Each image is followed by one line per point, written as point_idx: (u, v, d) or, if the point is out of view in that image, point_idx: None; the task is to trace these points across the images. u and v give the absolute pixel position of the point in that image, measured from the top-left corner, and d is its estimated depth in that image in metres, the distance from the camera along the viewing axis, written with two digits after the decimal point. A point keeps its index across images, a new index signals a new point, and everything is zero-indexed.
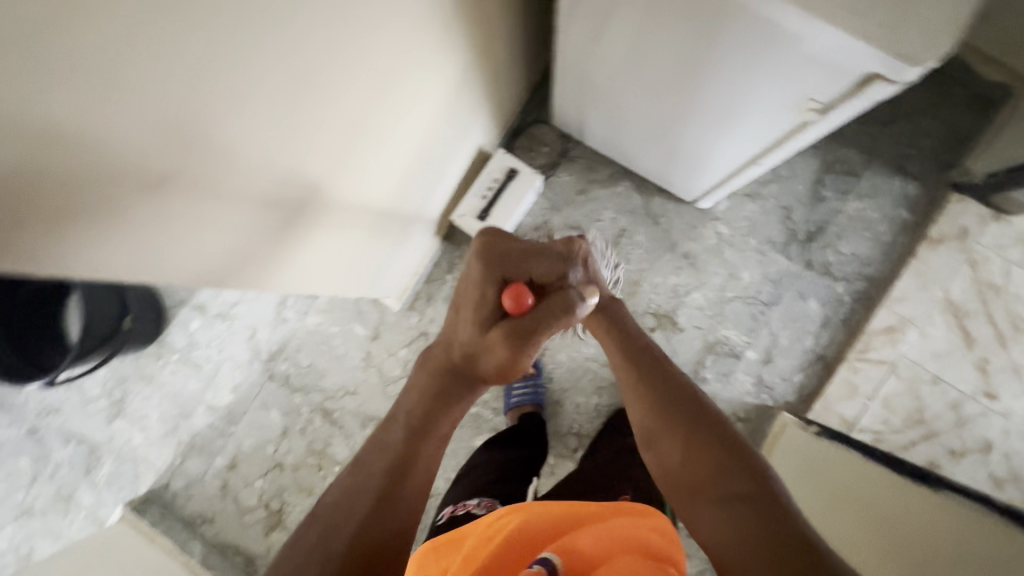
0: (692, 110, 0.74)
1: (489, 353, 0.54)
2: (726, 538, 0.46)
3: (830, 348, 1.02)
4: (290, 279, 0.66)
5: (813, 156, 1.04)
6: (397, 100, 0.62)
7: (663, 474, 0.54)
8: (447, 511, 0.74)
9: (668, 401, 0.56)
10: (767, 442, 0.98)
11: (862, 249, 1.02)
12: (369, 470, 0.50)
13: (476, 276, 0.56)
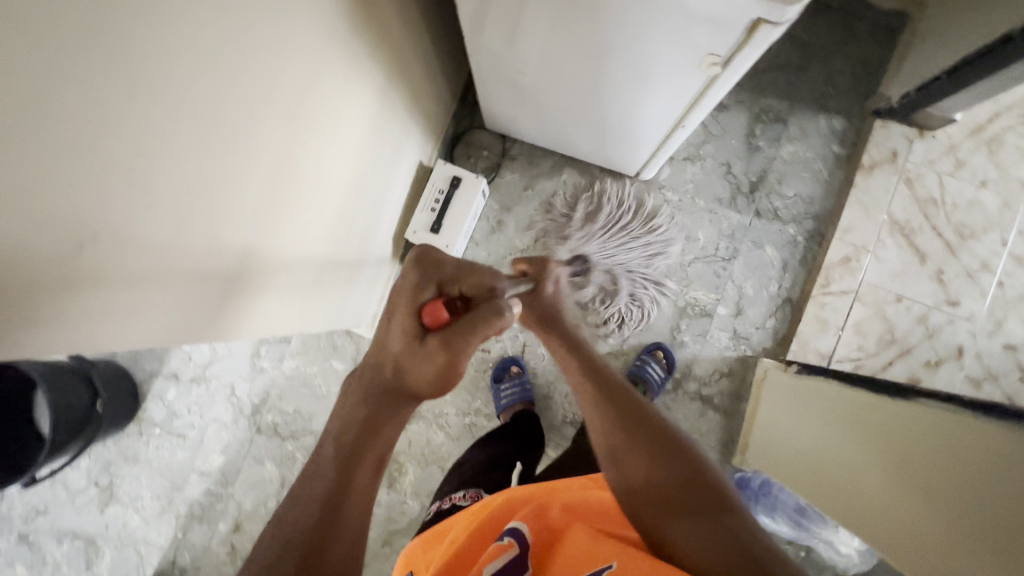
0: (611, 87, 0.76)
1: (420, 362, 0.53)
2: (695, 546, 0.47)
3: (794, 289, 1.05)
4: (249, 330, 0.64)
5: (740, 111, 1.07)
6: (321, 127, 0.63)
7: (625, 489, 0.54)
8: (435, 507, 0.80)
9: (633, 417, 0.58)
10: (754, 389, 1.02)
11: (804, 189, 1.06)
12: (312, 486, 0.48)
13: (410, 296, 0.56)
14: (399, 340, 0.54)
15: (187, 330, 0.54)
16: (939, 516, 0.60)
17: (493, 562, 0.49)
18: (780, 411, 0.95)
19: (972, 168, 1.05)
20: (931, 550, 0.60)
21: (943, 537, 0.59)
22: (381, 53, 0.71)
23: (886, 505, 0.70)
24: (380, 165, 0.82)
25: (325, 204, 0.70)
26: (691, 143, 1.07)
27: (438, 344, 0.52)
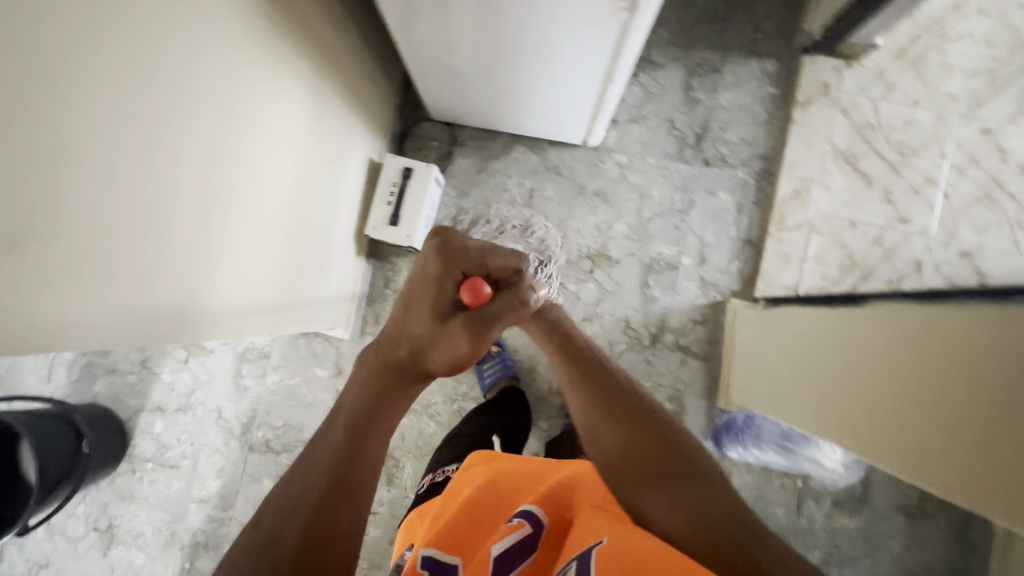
0: (538, 51, 0.78)
1: (443, 344, 0.55)
2: (678, 522, 0.48)
3: (753, 230, 1.08)
4: (216, 328, 0.64)
5: (675, 67, 1.10)
6: (254, 124, 0.63)
7: (605, 464, 0.54)
8: (429, 481, 0.86)
9: (610, 395, 0.59)
10: (727, 330, 1.05)
11: (747, 132, 1.09)
12: (319, 461, 0.48)
13: (435, 282, 0.57)
14: (421, 316, 0.56)
15: (158, 330, 0.55)
16: (913, 419, 0.58)
17: (501, 540, 0.52)
18: (756, 342, 0.98)
19: (903, 90, 1.09)
20: (909, 455, 0.58)
21: (918, 441, 0.57)
22: (309, 50, 0.72)
23: (860, 414, 0.68)
24: (326, 162, 0.83)
25: (274, 205, 0.71)
26: (633, 105, 1.10)
27: (461, 325, 0.55)
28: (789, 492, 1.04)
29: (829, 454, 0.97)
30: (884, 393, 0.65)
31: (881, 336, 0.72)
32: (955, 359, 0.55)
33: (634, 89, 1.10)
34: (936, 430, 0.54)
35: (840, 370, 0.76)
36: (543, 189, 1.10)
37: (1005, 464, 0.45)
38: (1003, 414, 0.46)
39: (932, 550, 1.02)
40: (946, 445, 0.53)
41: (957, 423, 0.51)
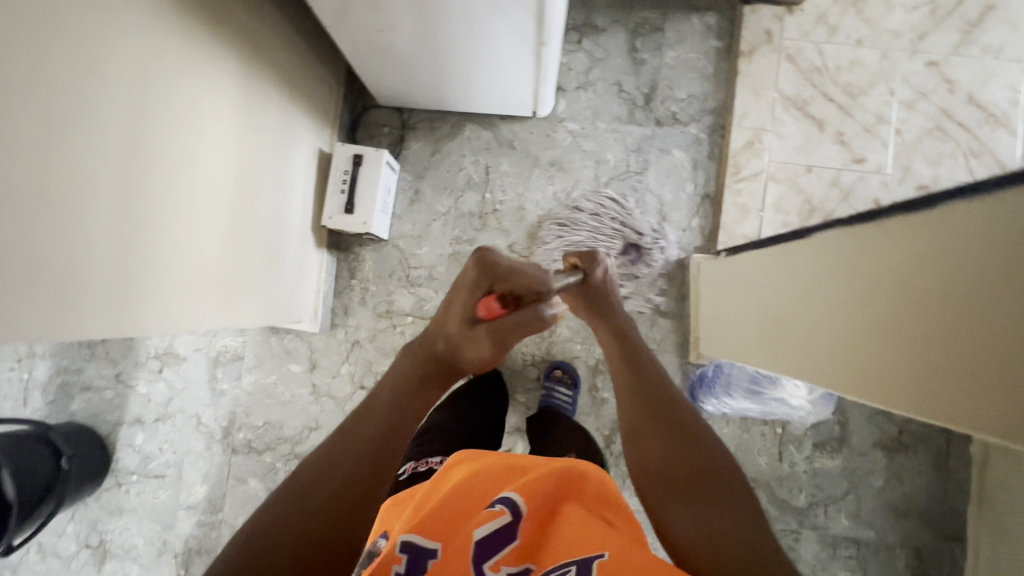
0: (468, 18, 0.78)
1: (472, 347, 0.58)
2: (703, 536, 0.47)
3: (709, 185, 1.08)
4: (156, 321, 0.64)
5: (618, 30, 1.10)
6: (177, 113, 0.62)
7: (641, 469, 0.56)
8: (409, 468, 0.82)
9: (661, 404, 0.60)
10: (692, 283, 1.05)
11: (695, 88, 1.09)
12: (368, 424, 0.48)
13: (470, 292, 0.59)
14: (455, 320, 0.58)
15: (91, 324, 0.54)
16: (880, 342, 0.54)
17: (483, 526, 0.50)
18: (714, 291, 0.98)
19: (845, 31, 1.09)
20: (885, 383, 0.54)
21: (893, 368, 0.52)
22: (235, 40, 0.72)
23: (824, 348, 0.65)
24: (265, 155, 0.81)
25: (209, 200, 0.69)
26: (579, 73, 1.10)
27: (485, 332, 0.57)
28: (769, 440, 1.05)
29: (797, 392, 0.97)
30: (841, 320, 0.61)
31: (814, 264, 0.68)
32: (902, 273, 0.50)
33: (579, 56, 1.10)
34: (909, 354, 0.50)
35: (794, 306, 0.72)
36: (498, 165, 1.10)
37: (994, 388, 0.40)
38: (977, 329, 0.41)
39: (915, 482, 1.04)
40: (923, 369, 0.48)
41: (903, 337, 0.50)
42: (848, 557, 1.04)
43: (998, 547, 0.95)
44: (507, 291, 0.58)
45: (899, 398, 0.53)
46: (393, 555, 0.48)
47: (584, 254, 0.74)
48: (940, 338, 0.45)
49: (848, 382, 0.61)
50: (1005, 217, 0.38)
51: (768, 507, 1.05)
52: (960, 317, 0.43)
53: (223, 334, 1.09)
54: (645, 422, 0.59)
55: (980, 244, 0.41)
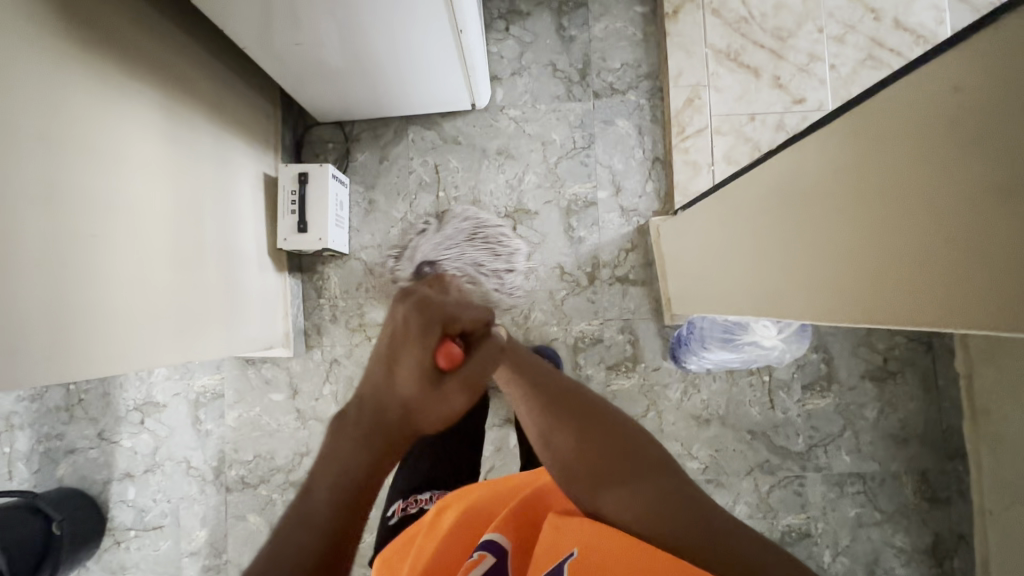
0: (383, 18, 0.79)
1: (438, 409, 0.43)
2: (637, 513, 0.44)
3: (658, 147, 1.09)
4: (114, 360, 0.62)
5: (543, 12, 1.11)
6: (86, 148, 0.60)
7: (562, 467, 0.50)
8: (398, 510, 0.75)
9: (557, 391, 0.55)
10: (654, 245, 1.05)
11: (628, 56, 1.10)
12: (306, 529, 0.37)
13: (423, 343, 0.41)
14: (407, 382, 0.40)
15: (41, 371, 0.53)
16: (834, 258, 0.52)
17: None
18: (673, 248, 0.97)
19: None
20: (856, 292, 0.49)
21: (864, 274, 0.48)
22: (151, 72, 0.71)
23: (793, 271, 0.60)
24: (199, 184, 0.80)
25: (137, 232, 0.67)
26: (512, 60, 1.10)
27: (452, 386, 0.42)
28: (759, 390, 1.05)
29: (765, 332, 0.96)
30: (805, 237, 0.56)
31: (763, 189, 0.64)
32: (855, 170, 0.46)
33: (509, 43, 1.11)
34: (876, 255, 0.45)
35: (755, 240, 0.68)
36: (447, 161, 1.10)
37: (970, 267, 0.35)
38: (941, 215, 0.37)
39: (908, 407, 1.04)
40: (885, 271, 0.45)
41: (856, 245, 0.48)
42: (856, 493, 1.03)
43: (999, 456, 0.95)
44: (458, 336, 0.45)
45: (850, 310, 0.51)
46: None
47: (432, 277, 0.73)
48: (908, 227, 0.40)
49: (819, 302, 0.56)
50: (953, 72, 0.35)
51: (769, 456, 1.04)
52: (923, 198, 0.38)
53: (200, 375, 1.08)
54: (545, 418, 0.53)
55: (932, 113, 0.36)
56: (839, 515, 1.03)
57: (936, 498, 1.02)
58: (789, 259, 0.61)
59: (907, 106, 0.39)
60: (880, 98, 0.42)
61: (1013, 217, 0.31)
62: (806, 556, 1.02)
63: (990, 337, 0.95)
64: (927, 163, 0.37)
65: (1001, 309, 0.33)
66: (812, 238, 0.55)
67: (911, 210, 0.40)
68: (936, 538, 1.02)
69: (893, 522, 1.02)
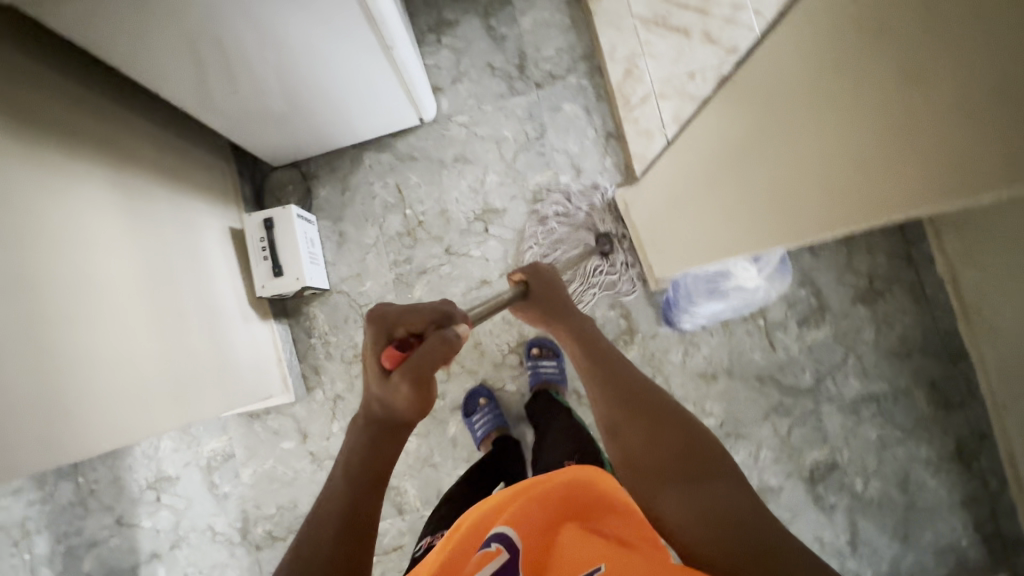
0: (313, 55, 0.82)
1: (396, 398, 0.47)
2: (691, 518, 0.43)
3: (608, 123, 1.10)
4: (102, 440, 0.62)
5: (470, 18, 1.13)
6: (32, 234, 0.59)
7: (625, 461, 0.51)
8: (425, 542, 0.75)
9: (637, 394, 0.56)
10: (623, 212, 1.06)
11: (560, 43, 1.12)
12: (329, 495, 0.45)
13: (372, 352, 0.50)
14: (370, 381, 0.49)
15: (29, 460, 0.53)
16: (791, 179, 0.51)
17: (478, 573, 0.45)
18: (643, 212, 0.99)
19: None
20: (816, 207, 0.49)
21: (823, 184, 0.46)
22: (92, 147, 0.71)
23: (761, 205, 0.59)
24: (165, 248, 0.80)
25: (108, 305, 0.66)
26: (449, 69, 1.12)
27: (398, 378, 0.47)
28: (758, 335, 1.06)
29: (748, 276, 0.95)
30: (765, 168, 0.55)
31: (718, 129, 0.65)
32: (795, 85, 0.46)
33: (443, 53, 1.12)
34: (822, 171, 0.46)
35: (722, 186, 0.67)
36: (407, 179, 1.11)
37: (905, 155, 0.36)
38: (875, 110, 0.37)
39: (902, 321, 1.05)
40: (837, 180, 0.44)
41: (806, 161, 0.48)
42: (872, 415, 1.04)
43: (999, 348, 0.96)
44: (408, 335, 0.51)
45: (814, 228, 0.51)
46: None
47: (528, 268, 0.76)
48: (851, 121, 0.40)
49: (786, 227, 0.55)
50: None
51: (781, 398, 1.05)
52: (858, 97, 0.38)
53: (208, 440, 1.07)
54: (619, 414, 0.55)
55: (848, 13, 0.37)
56: (861, 441, 1.04)
57: (951, 403, 1.03)
58: (751, 194, 0.60)
59: (825, 15, 0.40)
60: (803, 12, 0.43)
61: (933, 100, 0.31)
62: (839, 486, 1.03)
63: (964, 236, 0.96)
64: (853, 63, 0.38)
65: (946, 191, 0.33)
66: (766, 165, 0.55)
67: (851, 103, 0.39)
68: (959, 442, 1.02)
69: (915, 436, 1.03)
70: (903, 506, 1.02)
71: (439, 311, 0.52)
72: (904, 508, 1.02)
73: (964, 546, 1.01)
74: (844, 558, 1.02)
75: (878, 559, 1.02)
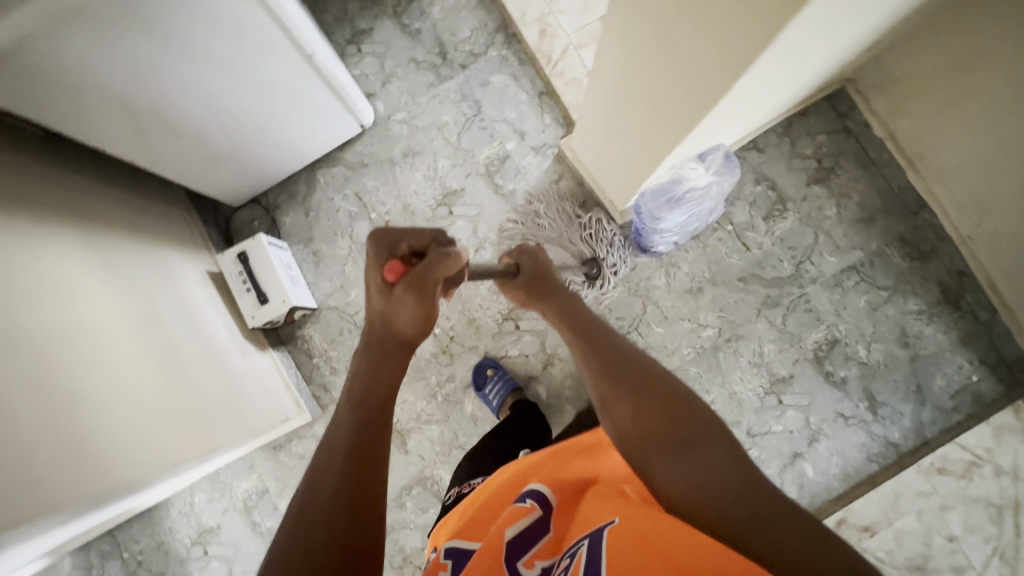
0: (244, 92, 0.87)
1: (399, 313, 0.58)
2: (686, 481, 0.45)
3: (537, 83, 1.14)
4: (111, 479, 0.64)
5: (382, 22, 1.17)
6: (18, 295, 0.62)
7: (620, 435, 0.54)
8: (454, 493, 0.81)
9: (625, 368, 0.59)
10: (572, 160, 1.10)
11: (472, 22, 1.16)
12: (341, 418, 0.52)
13: (377, 266, 0.59)
14: (375, 294, 0.59)
15: (56, 498, 0.57)
16: (688, 54, 0.56)
17: (514, 525, 0.49)
18: (588, 158, 1.04)
19: None
20: (714, 70, 0.53)
21: (723, 33, 0.48)
22: (53, 211, 0.74)
23: (674, 95, 0.63)
24: (148, 296, 0.83)
25: (108, 352, 0.69)
26: (377, 74, 1.16)
27: (400, 294, 0.57)
28: (730, 240, 1.10)
29: (697, 176, 0.92)
30: (673, 54, 0.58)
31: (619, 40, 0.69)
32: None
33: (367, 61, 1.17)
34: (709, 31, 0.50)
35: (646, 100, 0.70)
36: (364, 184, 1.14)
37: None
38: None
39: (859, 190, 1.10)
40: (721, 33, 0.49)
41: (695, 29, 0.52)
42: (856, 284, 1.08)
43: (951, 186, 1.02)
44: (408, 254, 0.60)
45: (717, 92, 0.55)
46: (440, 563, 0.51)
47: (513, 250, 0.78)
48: None
49: (698, 104, 0.60)
50: None
51: (768, 291, 1.09)
52: None
53: (239, 482, 1.08)
54: (609, 391, 0.58)
55: None
56: (852, 311, 1.08)
57: (924, 253, 1.07)
58: (663, 89, 0.65)
59: None
60: None
61: None
62: (844, 359, 1.07)
63: (892, 95, 1.04)
64: None
65: None
66: (665, 52, 0.59)
67: None
68: (943, 287, 1.07)
69: (900, 291, 1.07)
70: (908, 361, 1.06)
71: (436, 235, 0.61)
72: (910, 362, 1.06)
73: (975, 381, 1.05)
74: (869, 425, 1.06)
75: (900, 417, 1.06)
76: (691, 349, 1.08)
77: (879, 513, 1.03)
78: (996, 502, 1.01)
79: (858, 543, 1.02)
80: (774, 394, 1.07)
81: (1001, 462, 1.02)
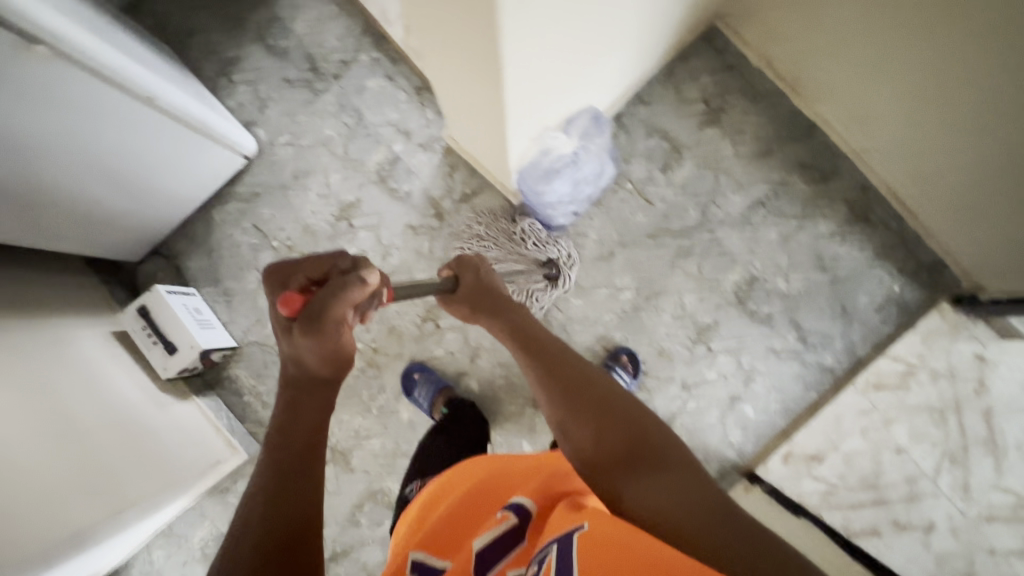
0: (105, 153, 0.86)
1: (307, 353, 0.51)
2: (656, 504, 0.43)
3: (413, 79, 1.12)
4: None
5: (249, 47, 1.15)
6: None
7: (579, 457, 0.51)
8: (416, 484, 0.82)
9: (581, 387, 0.55)
10: (456, 148, 1.09)
11: (338, 30, 1.14)
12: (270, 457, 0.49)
13: (274, 308, 0.53)
14: (278, 338, 0.53)
15: None
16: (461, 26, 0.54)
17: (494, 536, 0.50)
18: (469, 148, 1.02)
19: None
20: (482, 34, 0.51)
21: None
22: None
23: (479, 72, 0.61)
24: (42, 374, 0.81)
25: None
26: (253, 101, 1.14)
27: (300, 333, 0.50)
28: (632, 199, 1.09)
29: (562, 143, 0.91)
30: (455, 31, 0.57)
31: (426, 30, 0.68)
32: None
33: (240, 90, 1.15)
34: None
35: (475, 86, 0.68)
36: (260, 214, 1.13)
37: None
38: None
39: (752, 124, 1.08)
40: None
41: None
42: (764, 218, 1.07)
43: (834, 103, 1.01)
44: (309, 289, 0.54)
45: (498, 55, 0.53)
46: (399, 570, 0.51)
47: (453, 261, 0.72)
48: None
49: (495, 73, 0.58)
50: None
51: (678, 241, 1.08)
52: None
53: (193, 531, 1.08)
54: (564, 411, 0.54)
55: None
56: (765, 246, 1.07)
57: (826, 174, 1.06)
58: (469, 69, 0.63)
59: None
60: None
61: None
62: (766, 295, 1.06)
63: (759, 22, 1.02)
64: None
65: None
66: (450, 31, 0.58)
67: None
68: (851, 204, 1.05)
69: (809, 217, 1.06)
70: (829, 284, 1.05)
71: (338, 261, 0.54)
72: (831, 285, 1.05)
73: (899, 292, 1.04)
74: (801, 355, 1.05)
75: (831, 342, 1.05)
76: (613, 314, 1.08)
77: (825, 440, 1.03)
78: (937, 407, 1.01)
79: (808, 473, 1.02)
80: (702, 343, 1.06)
81: (935, 366, 1.02)
